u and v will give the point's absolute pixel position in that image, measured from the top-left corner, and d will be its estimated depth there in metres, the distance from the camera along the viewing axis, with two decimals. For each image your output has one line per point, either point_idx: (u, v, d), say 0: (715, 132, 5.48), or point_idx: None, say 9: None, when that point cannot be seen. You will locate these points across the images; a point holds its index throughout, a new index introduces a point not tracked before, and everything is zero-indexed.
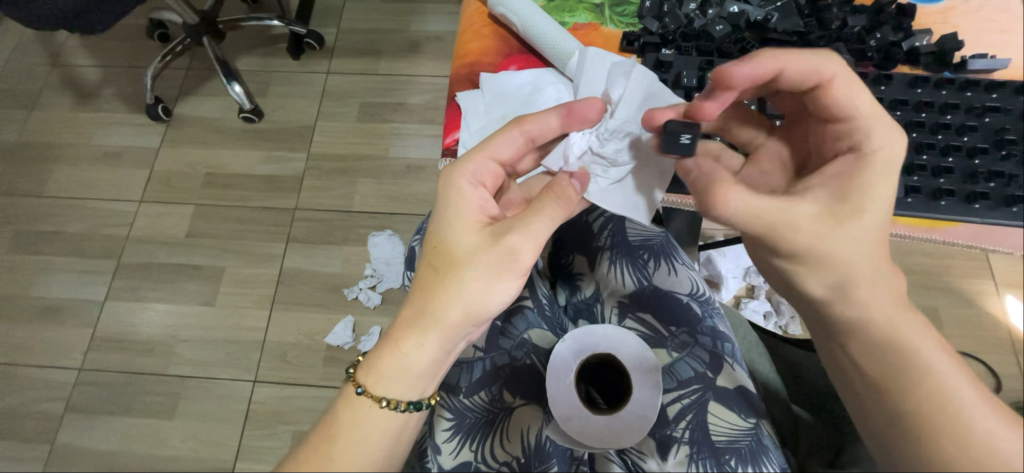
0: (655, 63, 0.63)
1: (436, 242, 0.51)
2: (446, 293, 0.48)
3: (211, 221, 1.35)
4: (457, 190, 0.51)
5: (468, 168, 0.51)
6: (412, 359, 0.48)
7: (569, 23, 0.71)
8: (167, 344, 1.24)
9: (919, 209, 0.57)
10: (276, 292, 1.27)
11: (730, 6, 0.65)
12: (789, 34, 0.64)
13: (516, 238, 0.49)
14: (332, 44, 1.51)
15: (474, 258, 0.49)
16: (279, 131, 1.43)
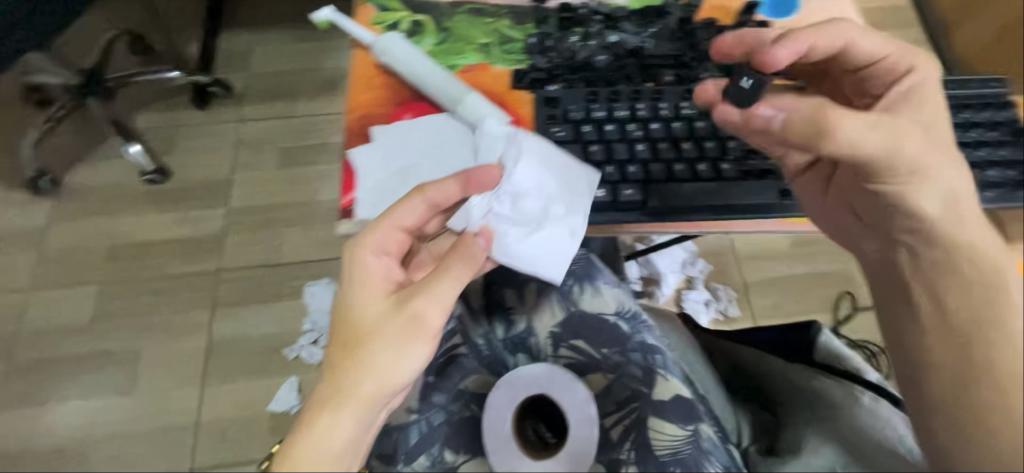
0: (543, 100, 0.65)
1: (346, 318, 0.55)
2: (362, 367, 0.52)
3: (120, 298, 1.21)
4: (359, 267, 0.55)
5: (365, 244, 0.55)
6: (329, 435, 0.50)
7: (458, 66, 0.69)
8: (80, 447, 1.09)
9: (811, 210, 0.61)
10: (207, 366, 1.16)
11: (609, 36, 0.68)
12: (665, 57, 0.67)
13: (423, 305, 0.53)
14: (240, 90, 1.43)
15: (381, 330, 0.53)
16: (192, 188, 1.33)
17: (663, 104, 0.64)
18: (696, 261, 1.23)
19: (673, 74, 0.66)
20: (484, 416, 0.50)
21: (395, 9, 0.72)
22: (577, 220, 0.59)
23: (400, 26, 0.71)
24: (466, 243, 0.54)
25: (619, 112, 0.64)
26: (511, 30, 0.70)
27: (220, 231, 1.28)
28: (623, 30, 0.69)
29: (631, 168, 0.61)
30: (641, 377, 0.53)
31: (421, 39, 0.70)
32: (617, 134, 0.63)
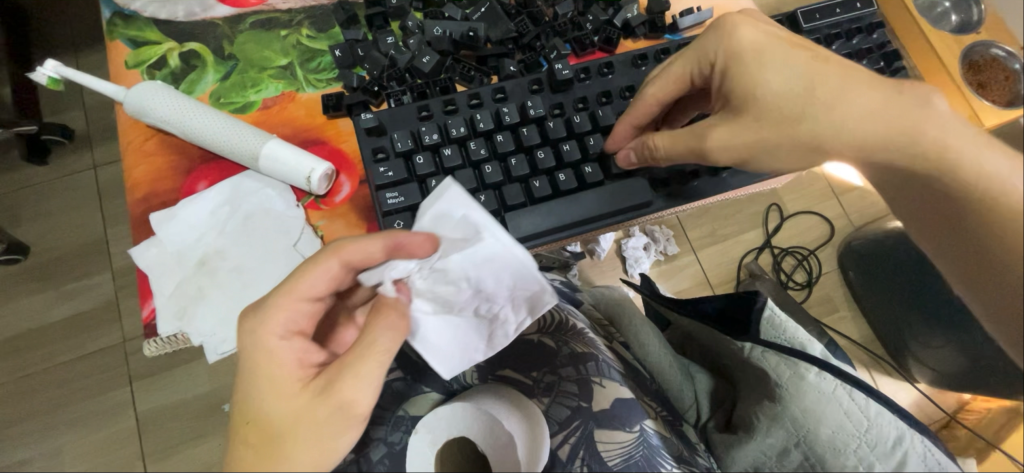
0: (364, 132, 0.57)
1: (253, 412, 0.47)
2: (284, 463, 0.46)
3: (16, 401, 1.06)
4: (263, 353, 0.48)
5: (266, 328, 0.48)
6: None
7: (257, 102, 0.62)
8: None
9: (674, 201, 0.63)
10: (144, 445, 1.05)
11: (432, 29, 0.63)
12: (503, 41, 0.65)
13: (347, 393, 0.46)
14: (86, 130, 1.21)
15: (300, 425, 0.46)
16: (62, 256, 1.14)
17: (505, 108, 0.60)
18: None
19: (514, 66, 0.63)
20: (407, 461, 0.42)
21: (157, 42, 0.63)
22: (503, 330, 0.47)
23: (167, 64, 0.62)
24: (385, 321, 0.45)
25: (457, 129, 0.58)
26: (310, 40, 0.64)
27: (112, 299, 1.12)
28: (448, 16, 0.65)
29: (483, 197, 0.57)
30: (579, 390, 0.48)
31: (200, 74, 0.62)
32: (460, 159, 0.57)
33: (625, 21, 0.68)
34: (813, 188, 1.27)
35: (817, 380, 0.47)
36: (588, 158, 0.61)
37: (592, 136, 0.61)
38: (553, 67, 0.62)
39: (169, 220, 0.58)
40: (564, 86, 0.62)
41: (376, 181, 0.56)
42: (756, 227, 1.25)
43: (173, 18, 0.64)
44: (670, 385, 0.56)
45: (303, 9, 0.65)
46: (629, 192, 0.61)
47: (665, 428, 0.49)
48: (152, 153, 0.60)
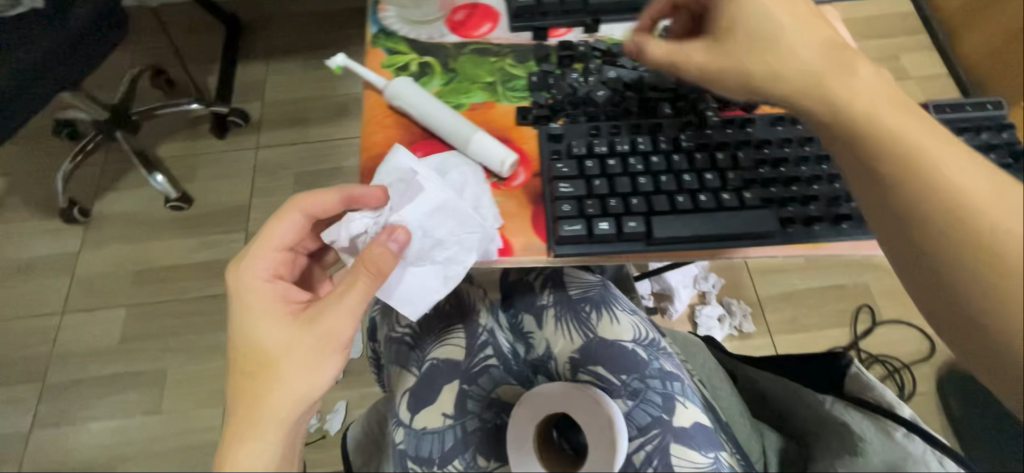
0: (547, 136, 0.55)
1: (248, 343, 0.48)
2: (279, 385, 0.47)
3: (149, 320, 1.25)
4: (251, 293, 0.50)
5: (251, 273, 0.51)
6: (254, 463, 0.45)
7: (465, 104, 0.58)
8: (111, 467, 1.13)
9: (803, 237, 0.52)
10: (228, 387, 1.19)
11: (606, 71, 0.58)
12: (664, 89, 0.57)
13: (331, 317, 0.48)
14: (257, 118, 1.49)
15: (291, 352, 0.48)
16: (214, 213, 1.37)
17: (661, 137, 0.55)
18: (709, 276, 1.22)
19: (669, 107, 0.56)
20: (511, 429, 0.47)
21: (402, 51, 0.60)
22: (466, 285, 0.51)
23: (408, 69, 0.60)
24: (378, 258, 0.48)
25: (619, 146, 0.54)
26: (517, 66, 0.60)
27: (239, 255, 1.32)
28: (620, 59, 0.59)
29: (634, 200, 0.52)
30: (662, 402, 0.51)
31: (427, 83, 0.59)
32: (621, 169, 0.53)
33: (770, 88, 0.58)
34: (909, 296, 1.21)
35: (905, 441, 0.47)
36: (731, 186, 0.53)
37: (733, 171, 0.54)
38: (705, 111, 0.56)
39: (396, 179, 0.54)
40: (713, 130, 0.56)
41: (552, 174, 0.53)
42: (843, 324, 1.19)
43: (415, 40, 0.61)
44: (740, 434, 0.57)
45: (509, 45, 0.60)
46: (756, 221, 0.52)
47: (734, 456, 0.51)
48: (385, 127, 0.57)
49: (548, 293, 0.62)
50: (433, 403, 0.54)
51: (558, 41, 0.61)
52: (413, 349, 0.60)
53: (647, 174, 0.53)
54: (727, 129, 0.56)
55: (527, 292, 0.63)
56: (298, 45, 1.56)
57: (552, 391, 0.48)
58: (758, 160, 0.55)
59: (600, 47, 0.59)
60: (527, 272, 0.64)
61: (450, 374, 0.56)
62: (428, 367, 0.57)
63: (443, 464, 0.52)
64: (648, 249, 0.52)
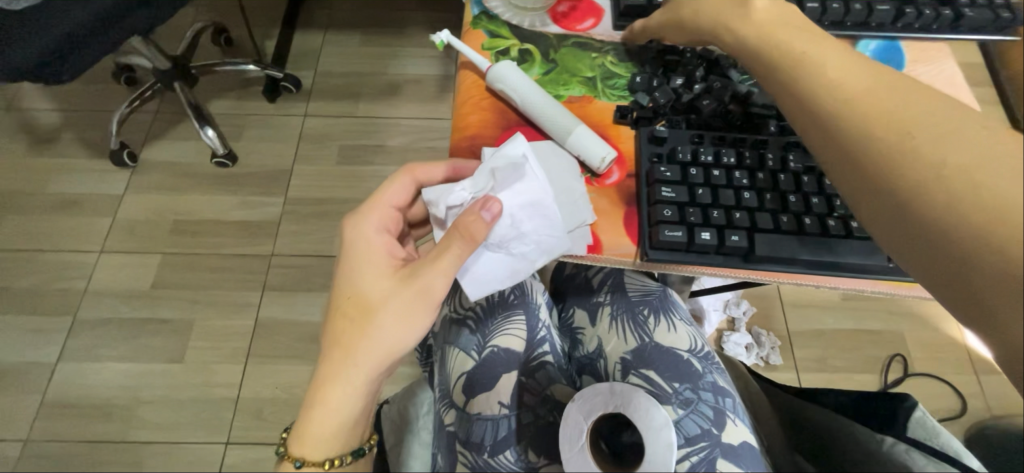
0: (648, 138, 0.53)
1: (350, 290, 0.49)
2: (370, 336, 0.46)
3: (182, 271, 1.27)
4: (359, 244, 0.50)
5: (363, 223, 0.51)
6: (343, 404, 0.46)
7: (564, 97, 0.57)
8: (128, 408, 1.14)
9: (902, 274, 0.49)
10: (251, 346, 1.20)
11: (715, 81, 0.55)
12: (769, 108, 0.55)
13: (428, 278, 0.47)
14: (309, 87, 1.50)
15: (390, 302, 0.47)
16: (255, 174, 1.39)
17: (767, 153, 0.52)
18: (741, 303, 1.19)
19: (775, 125, 0.54)
20: (563, 423, 0.46)
21: (504, 36, 0.60)
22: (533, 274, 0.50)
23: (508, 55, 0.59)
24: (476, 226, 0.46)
25: (725, 157, 0.52)
26: (619, 65, 0.58)
27: (276, 218, 1.33)
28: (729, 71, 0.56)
29: (737, 214, 0.50)
30: (713, 415, 0.50)
31: (526, 70, 0.58)
32: (724, 181, 0.51)
33: None
34: (945, 351, 1.18)
35: None
36: (838, 212, 0.50)
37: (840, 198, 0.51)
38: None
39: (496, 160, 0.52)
40: None
41: (653, 176, 0.51)
42: (874, 371, 1.16)
43: (516, 25, 0.60)
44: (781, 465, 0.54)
45: (612, 44, 0.60)
46: (862, 251, 0.49)
47: None
48: (482, 110, 0.57)
49: (605, 292, 0.61)
50: (490, 391, 0.55)
51: (661, 45, 0.60)
52: (472, 332, 0.59)
53: (751, 191, 0.51)
54: None
55: (585, 291, 0.62)
56: (357, 23, 1.58)
57: (610, 391, 0.47)
58: None
59: (706, 56, 0.57)
60: (587, 271, 0.64)
61: (509, 364, 0.56)
62: (487, 353, 0.57)
63: (495, 452, 0.51)
64: (746, 264, 0.50)
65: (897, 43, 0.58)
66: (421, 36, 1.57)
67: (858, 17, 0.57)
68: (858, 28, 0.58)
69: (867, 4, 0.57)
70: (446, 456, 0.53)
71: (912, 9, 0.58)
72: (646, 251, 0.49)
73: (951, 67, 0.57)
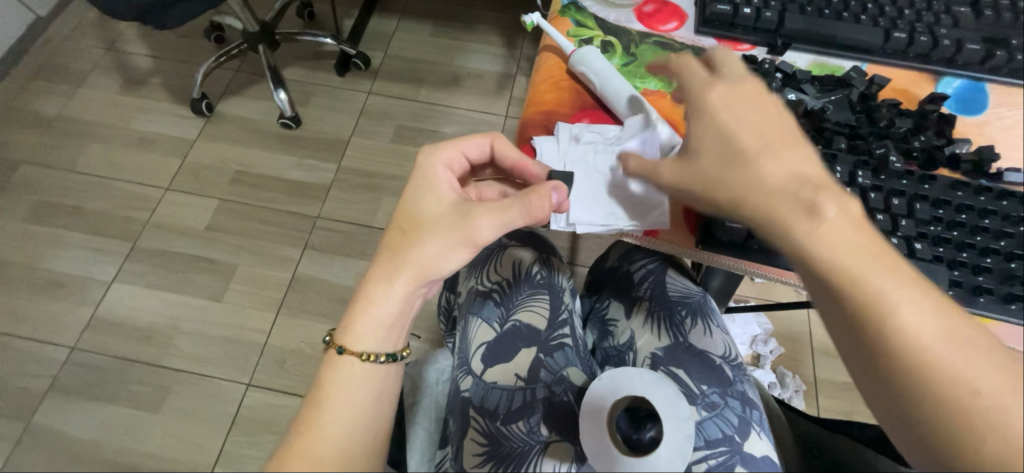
0: None
1: (407, 207, 0.49)
2: (420, 247, 0.47)
3: (234, 218, 1.35)
4: (424, 170, 0.51)
5: (438, 158, 0.51)
6: (382, 308, 0.47)
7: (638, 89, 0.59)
8: (166, 335, 1.22)
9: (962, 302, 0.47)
10: (285, 298, 1.26)
11: (787, 93, 0.56)
12: (843, 127, 0.54)
13: (481, 218, 0.48)
14: (377, 67, 1.58)
15: (438, 229, 0.47)
16: (315, 139, 1.46)
17: (835, 167, 0.52)
18: (769, 341, 1.13)
19: (845, 143, 0.53)
20: (586, 400, 0.48)
21: (589, 27, 0.62)
22: (630, 215, 0.52)
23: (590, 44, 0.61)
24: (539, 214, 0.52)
25: None
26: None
27: (327, 183, 1.40)
28: (803, 85, 0.56)
29: None
30: (738, 423, 0.50)
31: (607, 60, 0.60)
32: None
33: (954, 152, 0.54)
34: None
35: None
36: (900, 233, 0.49)
37: (905, 220, 0.50)
38: (884, 155, 0.52)
39: (571, 137, 0.56)
40: (888, 177, 0.52)
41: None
42: None
43: (603, 19, 0.63)
44: None
45: (692, 46, 0.60)
46: (926, 273, 0.48)
47: None
48: (559, 92, 0.59)
49: (646, 287, 0.62)
50: (509, 363, 0.56)
51: (740, 54, 0.60)
52: (495, 304, 0.60)
53: None
54: (905, 179, 0.51)
55: (623, 284, 0.64)
56: (432, 15, 1.66)
57: (638, 374, 0.48)
58: (932, 218, 0.51)
59: (784, 69, 0.57)
60: (629, 266, 0.65)
61: (530, 340, 0.57)
62: (509, 326, 0.58)
63: (508, 421, 0.51)
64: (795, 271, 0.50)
65: (983, 84, 0.58)
66: (489, 35, 1.62)
67: (944, 52, 0.57)
68: (942, 65, 0.58)
69: (955, 41, 0.57)
70: (458, 421, 0.52)
71: (1002, 52, 0.57)
72: (699, 239, 0.51)
73: None
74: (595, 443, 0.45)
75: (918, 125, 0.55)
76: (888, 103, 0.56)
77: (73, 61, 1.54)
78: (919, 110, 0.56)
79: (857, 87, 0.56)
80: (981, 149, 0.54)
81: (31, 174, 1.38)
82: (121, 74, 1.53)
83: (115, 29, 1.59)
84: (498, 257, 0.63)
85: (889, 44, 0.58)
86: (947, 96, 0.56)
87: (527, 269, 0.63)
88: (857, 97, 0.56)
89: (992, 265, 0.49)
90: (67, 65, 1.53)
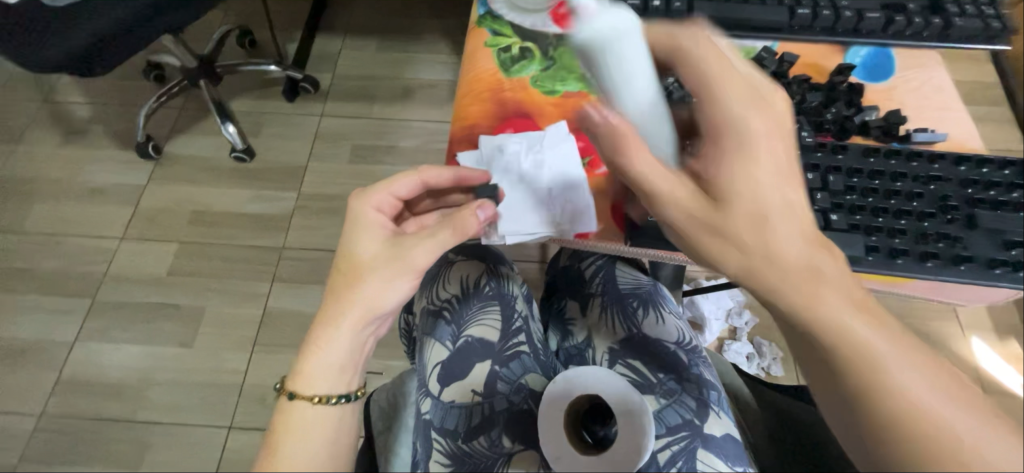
0: None
1: (344, 250, 0.49)
2: (359, 290, 0.46)
3: (197, 259, 1.32)
4: (355, 213, 0.50)
5: (367, 198, 0.50)
6: (328, 354, 0.46)
7: (559, 92, 0.60)
8: (138, 388, 1.18)
9: (883, 267, 0.49)
10: (258, 334, 1.24)
11: None
12: None
13: (418, 249, 0.48)
14: (327, 88, 1.55)
15: (376, 267, 0.47)
16: (271, 169, 1.43)
17: None
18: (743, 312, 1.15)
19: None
20: (541, 407, 0.48)
21: (506, 35, 0.62)
22: (558, 222, 0.53)
23: (509, 52, 0.61)
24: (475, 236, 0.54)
25: None
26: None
27: (289, 212, 1.37)
28: None
29: None
30: (696, 406, 0.51)
31: (526, 67, 0.61)
32: None
33: (864, 120, 0.56)
34: None
35: None
36: (818, 205, 0.51)
37: (820, 192, 0.52)
38: (798, 131, 0.54)
39: (494, 149, 0.56)
40: (803, 151, 0.53)
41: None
42: None
43: (519, 25, 0.63)
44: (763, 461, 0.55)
45: None
46: (844, 242, 0.49)
47: None
48: (483, 103, 0.59)
49: (597, 283, 0.63)
50: (465, 379, 0.55)
51: None
52: (447, 323, 0.60)
53: None
54: (820, 152, 0.53)
55: (576, 282, 0.64)
56: (376, 30, 1.64)
57: (589, 375, 0.49)
58: (847, 186, 0.52)
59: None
60: (580, 263, 0.65)
61: (484, 354, 0.57)
62: (462, 342, 0.58)
63: (470, 437, 0.52)
64: None
65: (889, 51, 0.59)
66: (436, 44, 1.62)
67: (848, 23, 0.58)
68: (849, 35, 0.59)
69: (857, 11, 0.58)
70: (422, 446, 0.52)
71: (903, 17, 0.58)
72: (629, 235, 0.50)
73: (939, 76, 0.60)
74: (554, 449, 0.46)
75: (827, 99, 0.57)
76: (798, 79, 0.57)
77: (6, 118, 1.48)
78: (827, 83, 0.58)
79: (768, 67, 0.58)
80: (889, 114, 0.56)
81: None
82: (58, 126, 1.47)
83: (48, 80, 1.53)
84: (445, 276, 0.63)
85: (795, 20, 0.59)
86: (853, 65, 0.58)
87: (477, 281, 0.62)
88: (769, 77, 0.58)
89: (908, 226, 0.51)
90: (1, 123, 1.47)
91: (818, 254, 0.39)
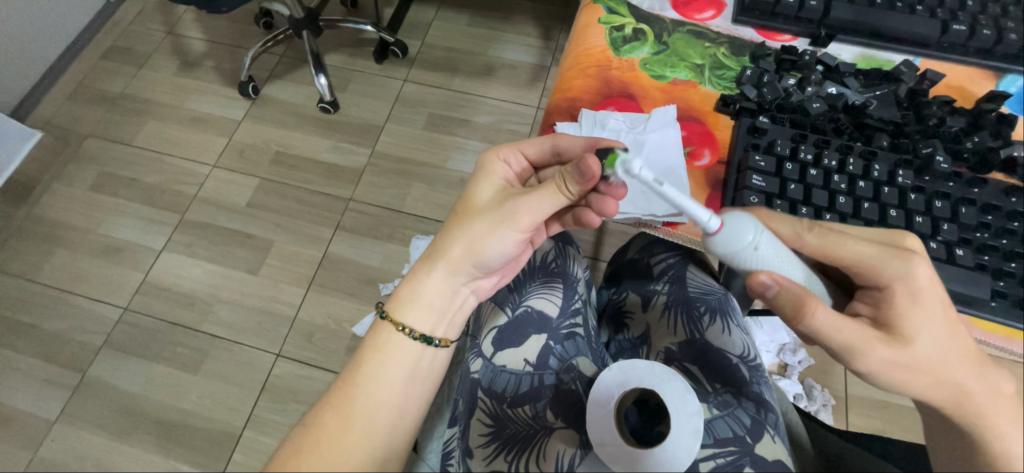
0: (747, 129, 0.53)
1: (463, 194, 0.54)
2: (465, 235, 0.50)
3: (273, 197, 1.42)
4: (481, 162, 0.54)
5: (495, 151, 0.55)
6: (426, 289, 0.51)
7: (668, 78, 0.58)
8: (206, 302, 1.30)
9: (1005, 315, 0.46)
10: (316, 275, 1.32)
11: (828, 87, 0.54)
12: (886, 124, 0.52)
13: (526, 202, 0.50)
14: (414, 55, 1.60)
15: (484, 213, 0.51)
16: (351, 124, 1.51)
17: (875, 164, 0.50)
18: (798, 351, 1.07)
19: (887, 141, 0.51)
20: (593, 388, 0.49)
21: (621, 14, 0.62)
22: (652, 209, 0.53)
23: (621, 31, 0.60)
24: (587, 215, 0.55)
25: (830, 159, 0.50)
26: (731, 58, 0.58)
27: (361, 167, 1.44)
28: (846, 81, 0.54)
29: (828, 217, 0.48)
30: (752, 424, 0.49)
31: (637, 48, 0.60)
32: (822, 181, 0.49)
33: (1012, 154, 0.51)
34: None
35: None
36: (942, 237, 0.48)
37: (948, 224, 0.48)
38: (931, 155, 0.50)
39: (594, 122, 0.56)
40: (932, 178, 0.50)
41: (746, 163, 0.50)
42: None
43: (636, 6, 0.62)
44: None
45: (728, 37, 0.59)
46: (963, 280, 0.46)
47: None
48: (588, 77, 0.59)
49: (664, 282, 0.62)
50: (518, 347, 0.56)
51: (779, 45, 0.58)
52: (509, 290, 0.61)
53: (854, 199, 0.49)
54: (952, 181, 0.49)
55: (643, 276, 0.64)
56: (469, 4, 1.67)
57: (642, 370, 0.49)
58: (979, 223, 0.48)
59: (825, 61, 0.55)
60: (651, 259, 0.64)
61: (540, 327, 0.58)
62: (521, 311, 0.59)
63: (513, 404, 0.52)
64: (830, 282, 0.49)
65: None
66: (525, 26, 1.62)
67: (1010, 48, 0.55)
68: (1007, 61, 0.55)
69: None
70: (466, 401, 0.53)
71: None
72: None
73: None
74: (602, 435, 0.46)
75: (969, 127, 0.53)
76: (940, 101, 0.53)
77: (135, 43, 1.65)
78: (972, 111, 0.53)
79: (907, 82, 0.54)
80: None
81: (94, 147, 1.49)
82: (175, 57, 1.62)
83: (173, 14, 1.68)
84: None
85: (948, 37, 0.55)
86: (1008, 94, 0.54)
87: (544, 257, 0.64)
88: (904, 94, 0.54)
89: None
90: (130, 47, 1.64)
91: (931, 359, 0.43)
